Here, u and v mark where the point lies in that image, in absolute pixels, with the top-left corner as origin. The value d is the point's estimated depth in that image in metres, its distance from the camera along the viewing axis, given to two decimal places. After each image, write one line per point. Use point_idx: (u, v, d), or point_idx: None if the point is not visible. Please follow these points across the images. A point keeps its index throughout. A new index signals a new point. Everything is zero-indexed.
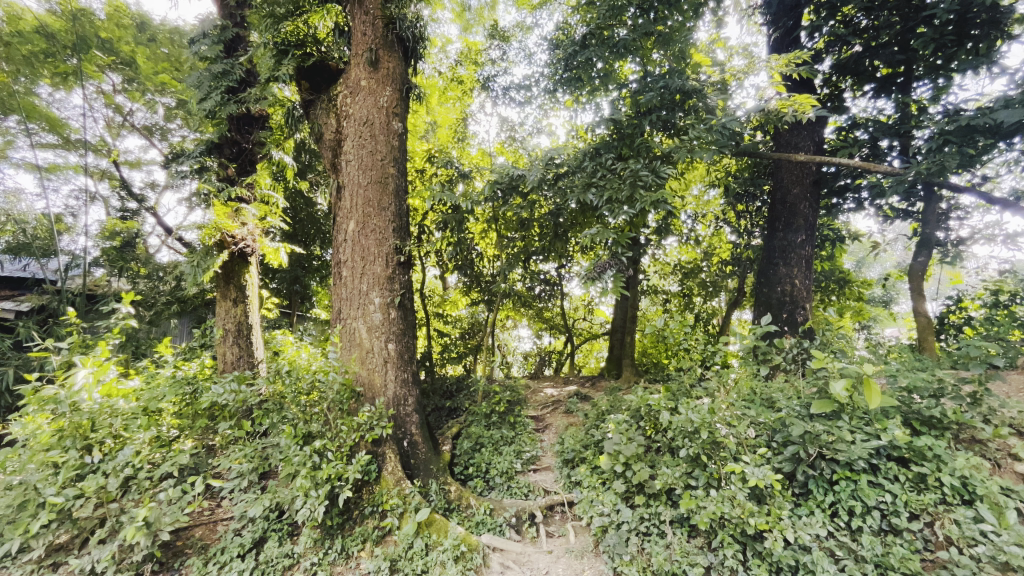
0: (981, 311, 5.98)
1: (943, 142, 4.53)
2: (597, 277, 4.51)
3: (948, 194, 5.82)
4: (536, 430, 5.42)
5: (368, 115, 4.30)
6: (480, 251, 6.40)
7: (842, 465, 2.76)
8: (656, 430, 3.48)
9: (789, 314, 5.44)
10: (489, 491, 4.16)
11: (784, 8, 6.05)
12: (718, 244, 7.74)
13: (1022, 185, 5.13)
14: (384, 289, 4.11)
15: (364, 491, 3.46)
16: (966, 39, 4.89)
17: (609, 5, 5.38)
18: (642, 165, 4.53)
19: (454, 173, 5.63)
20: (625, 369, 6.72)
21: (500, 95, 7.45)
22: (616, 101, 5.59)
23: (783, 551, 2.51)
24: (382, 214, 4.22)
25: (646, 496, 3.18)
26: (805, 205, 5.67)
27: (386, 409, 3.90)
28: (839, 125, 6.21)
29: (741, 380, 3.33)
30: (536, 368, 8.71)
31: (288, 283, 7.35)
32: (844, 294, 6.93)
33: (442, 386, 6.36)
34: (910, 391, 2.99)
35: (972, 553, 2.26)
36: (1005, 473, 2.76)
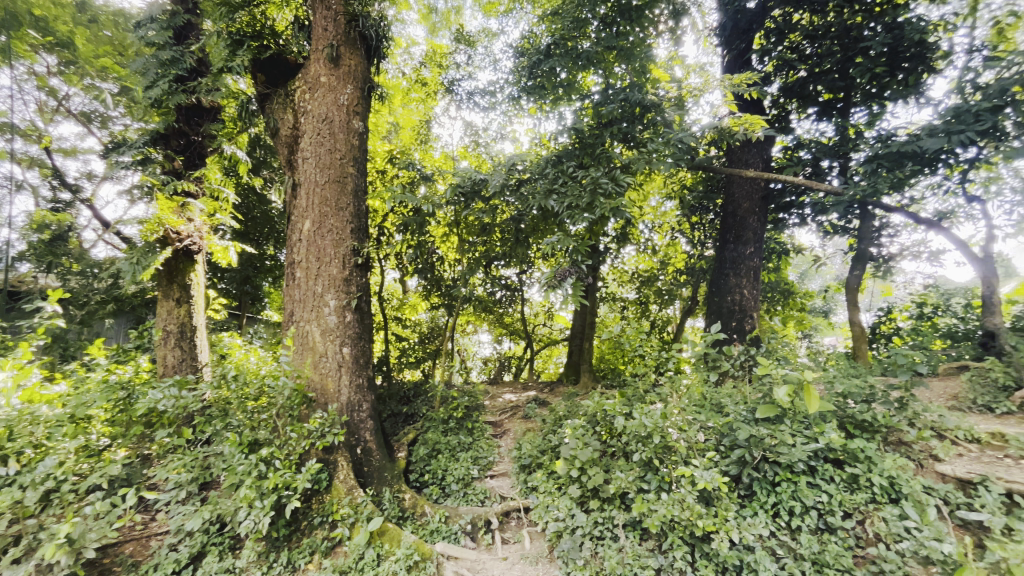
0: (909, 322, 6.49)
1: (877, 165, 4.86)
2: (558, 284, 4.53)
3: (880, 213, 6.28)
4: (494, 435, 5.39)
5: (328, 112, 4.19)
6: (441, 255, 6.36)
7: (783, 467, 2.90)
8: (611, 435, 3.53)
9: (738, 322, 5.68)
10: (445, 499, 4.11)
11: (737, 31, 6.38)
12: (674, 253, 8.00)
13: (945, 207, 5.59)
14: (340, 291, 3.99)
15: (313, 501, 3.34)
16: (898, 69, 5.33)
17: (573, 17, 5.63)
18: (602, 173, 4.62)
19: (416, 175, 5.58)
20: (583, 375, 6.82)
21: (464, 99, 7.42)
22: (579, 111, 5.67)
23: (728, 552, 2.61)
24: (340, 214, 4.11)
25: (601, 500, 3.21)
26: (754, 218, 5.94)
27: (339, 415, 3.78)
28: (785, 144, 6.58)
29: (693, 386, 3.43)
30: (496, 373, 8.68)
31: (238, 283, 7.03)
32: (788, 304, 7.38)
33: (400, 390, 6.22)
34: (846, 396, 3.20)
35: (898, 549, 2.42)
36: (927, 473, 2.94)
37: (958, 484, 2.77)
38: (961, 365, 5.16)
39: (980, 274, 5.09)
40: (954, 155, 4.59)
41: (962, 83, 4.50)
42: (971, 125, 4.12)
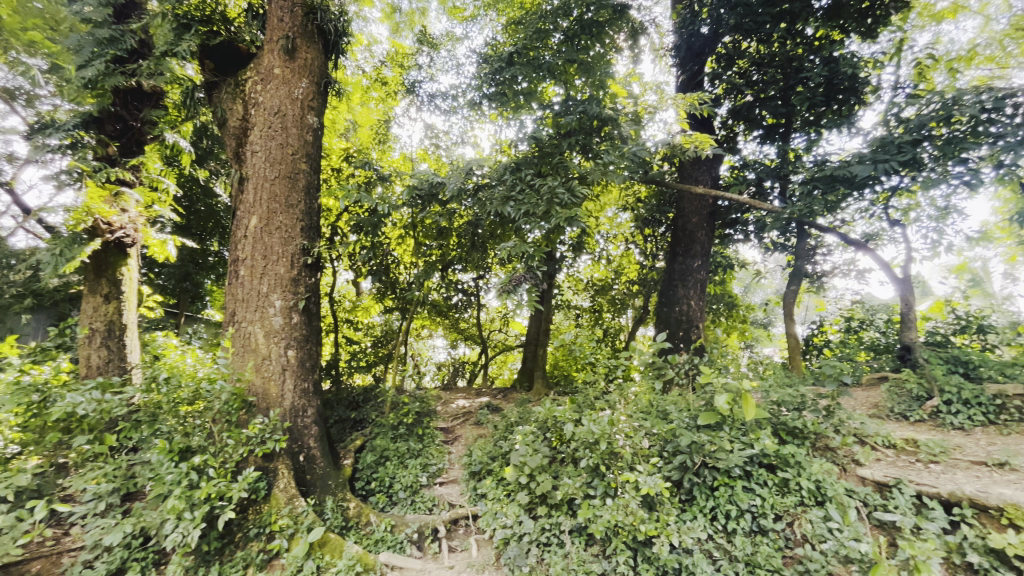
0: (838, 335, 6.97)
1: (813, 187, 5.23)
2: (513, 290, 4.55)
3: (816, 233, 6.74)
4: (444, 442, 5.31)
5: (280, 105, 4.04)
6: (397, 257, 6.26)
7: (721, 472, 3.05)
8: (561, 441, 3.56)
9: (685, 332, 5.90)
10: (392, 507, 4.00)
11: (691, 54, 6.65)
12: (627, 264, 8.22)
13: (871, 229, 6.07)
14: (287, 291, 3.83)
15: (249, 511, 3.17)
16: (834, 99, 5.74)
17: (535, 28, 5.77)
18: (559, 183, 4.71)
19: (373, 175, 5.48)
20: (537, 381, 6.84)
21: (425, 101, 7.35)
22: (539, 120, 5.73)
23: (668, 556, 2.69)
24: (290, 211, 3.96)
25: (549, 506, 3.23)
26: (702, 233, 6.20)
27: (282, 420, 3.62)
28: (732, 163, 6.93)
29: (640, 393, 3.51)
30: (450, 379, 8.56)
31: (176, 280, 6.59)
32: (731, 315, 7.75)
33: (348, 395, 5.83)
34: (779, 404, 3.40)
35: (821, 549, 2.56)
36: (850, 476, 3.11)
37: (875, 485, 2.99)
38: (881, 376, 5.60)
39: (899, 293, 5.53)
40: (879, 181, 4.97)
41: (888, 117, 4.90)
42: (894, 155, 4.50)
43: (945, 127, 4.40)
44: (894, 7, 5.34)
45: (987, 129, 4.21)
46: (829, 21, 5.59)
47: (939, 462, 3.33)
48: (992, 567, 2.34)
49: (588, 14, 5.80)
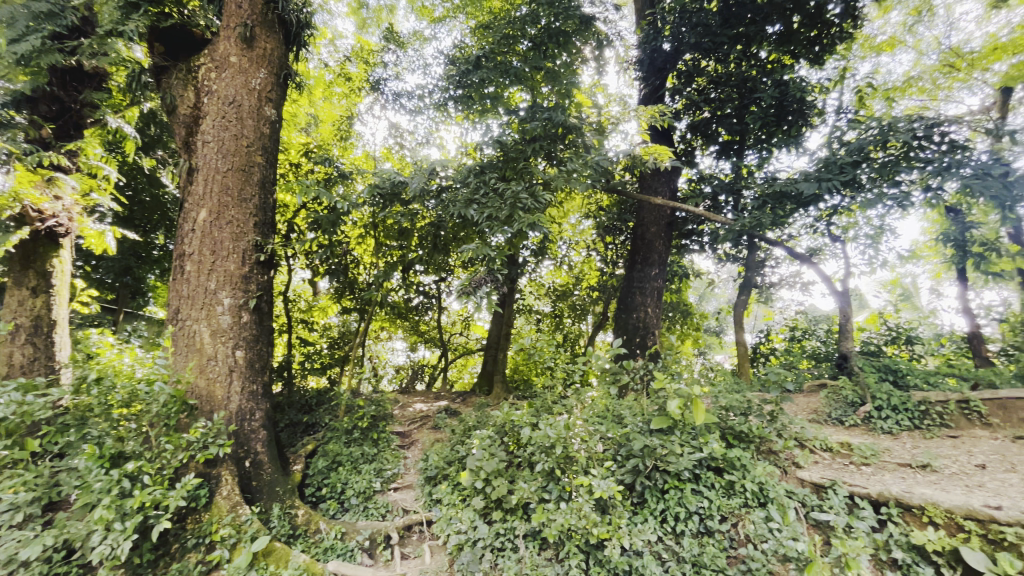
0: (783, 343, 7.33)
1: (763, 203, 5.49)
2: (472, 292, 4.53)
3: (765, 246, 7.10)
4: (400, 446, 5.21)
5: (236, 94, 3.87)
6: (356, 257, 6.12)
7: (672, 475, 3.12)
8: (518, 445, 3.57)
9: (641, 338, 6.04)
10: (343, 514, 3.88)
11: (653, 69, 6.82)
12: (588, 270, 8.37)
13: (814, 244, 6.45)
14: (236, 289, 3.67)
15: (188, 520, 2.99)
16: (784, 120, 6.07)
17: (503, 33, 5.81)
18: (523, 188, 4.75)
19: (333, 172, 5.34)
20: (496, 385, 6.82)
21: (390, 99, 7.24)
22: (505, 125, 5.75)
23: (619, 558, 2.73)
24: (243, 206, 3.80)
25: (504, 510, 3.22)
26: (660, 242, 6.39)
27: (227, 424, 3.45)
28: (690, 176, 7.20)
29: (597, 398, 3.56)
30: (408, 382, 8.39)
31: (115, 274, 6.16)
32: (686, 323, 8.00)
33: (301, 398, 5.66)
34: (727, 409, 3.52)
35: (763, 548, 2.68)
36: (790, 478, 3.28)
37: (813, 487, 3.14)
38: (820, 383, 5.95)
39: (839, 305, 5.87)
40: (823, 200, 5.28)
41: (832, 139, 5.21)
42: (836, 175, 4.78)
43: (882, 151, 4.72)
44: (839, 36, 5.75)
45: (918, 156, 4.55)
46: (782, 45, 5.99)
47: (870, 464, 3.57)
48: (913, 562, 2.53)
49: (556, 23, 5.89)
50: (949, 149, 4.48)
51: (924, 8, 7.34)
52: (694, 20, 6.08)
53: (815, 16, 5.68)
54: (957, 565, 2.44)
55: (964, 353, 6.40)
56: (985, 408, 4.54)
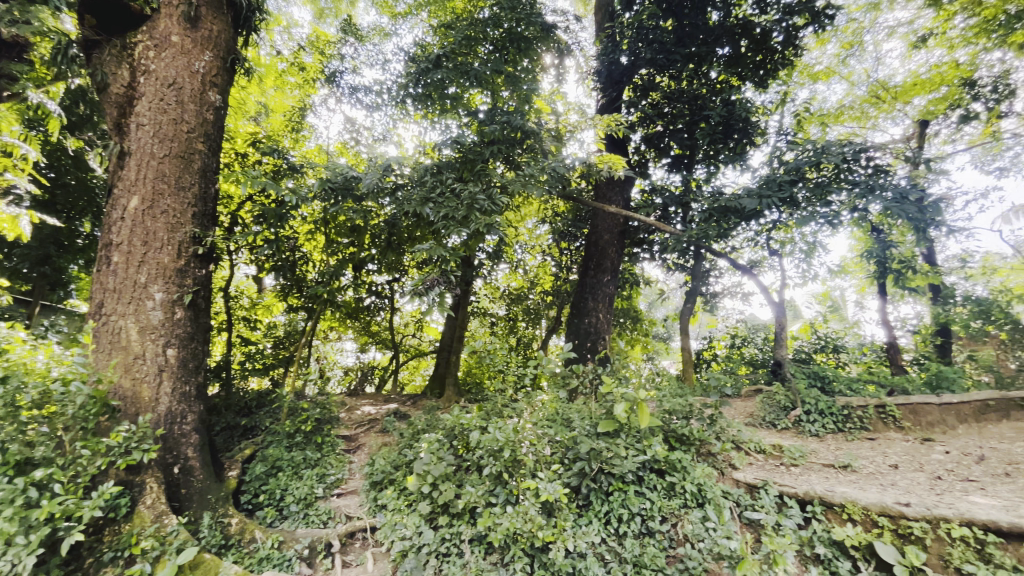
0: (724, 350, 7.69)
1: (710, 215, 5.74)
2: (424, 292, 4.48)
3: (710, 257, 7.45)
4: (346, 450, 5.05)
5: (176, 76, 3.63)
6: (305, 254, 5.90)
7: (616, 477, 3.19)
8: (467, 449, 3.55)
9: (592, 343, 6.14)
10: (281, 522, 3.69)
11: (610, 80, 6.99)
12: (543, 274, 8.46)
13: (755, 256, 6.84)
14: (170, 282, 3.44)
15: (105, 532, 2.75)
16: (730, 138, 6.40)
17: (464, 34, 5.78)
18: (480, 189, 4.74)
19: (282, 164, 5.13)
20: (448, 388, 6.74)
21: (346, 93, 7.04)
22: (464, 126, 5.74)
23: (563, 561, 2.75)
24: (180, 195, 3.57)
25: (450, 515, 3.19)
26: (613, 250, 6.55)
27: (154, 427, 3.21)
28: (643, 187, 7.45)
29: (547, 401, 3.58)
30: (357, 385, 8.15)
31: (32, 263, 5.63)
32: (635, 329, 8.24)
33: (240, 400, 5.36)
34: (670, 413, 3.65)
35: (698, 547, 2.78)
36: (727, 479, 3.42)
37: (747, 487, 3.29)
38: (757, 388, 6.29)
39: (775, 315, 6.22)
40: (763, 215, 5.59)
41: (772, 158, 5.53)
42: (776, 192, 5.06)
43: (817, 172, 5.06)
44: (781, 63, 6.27)
45: (847, 178, 4.92)
46: (730, 67, 6.38)
47: (798, 464, 3.81)
48: (834, 557, 2.71)
49: (518, 28, 5.95)
50: (873, 173, 4.87)
51: (855, 43, 8.01)
52: (650, 36, 6.29)
53: (761, 41, 6.19)
54: (871, 559, 2.63)
55: (882, 362, 6.92)
56: (898, 412, 4.94)
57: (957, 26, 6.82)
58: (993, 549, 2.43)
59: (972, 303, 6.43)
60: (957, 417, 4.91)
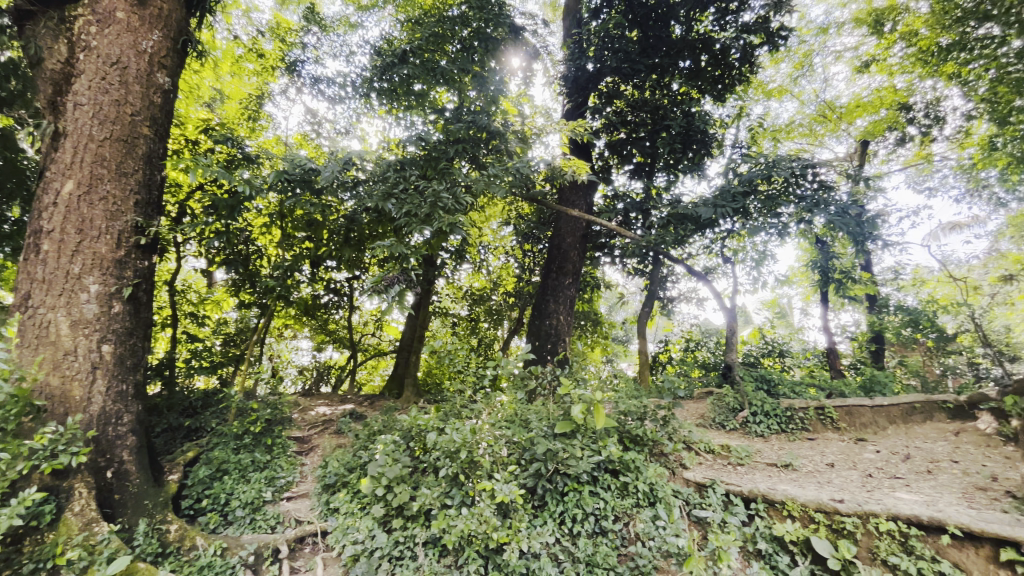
0: (679, 353, 7.94)
1: (668, 222, 5.91)
2: (383, 290, 4.41)
3: (668, 263, 7.68)
4: (297, 452, 4.88)
5: (121, 54, 3.41)
6: (259, 248, 5.67)
7: (571, 478, 3.23)
8: (424, 451, 3.51)
9: (552, 344, 6.17)
10: (225, 528, 3.51)
11: (576, 86, 7.03)
12: (506, 276, 8.47)
13: (709, 263, 7.11)
14: (107, 274, 3.22)
15: (25, 542, 2.54)
16: (689, 148, 6.63)
17: (432, 31, 5.72)
18: (444, 188, 4.70)
19: (236, 154, 4.90)
20: (406, 389, 6.63)
21: (308, 83, 6.82)
22: (429, 124, 5.68)
23: (517, 562, 2.75)
24: (121, 181, 3.35)
25: (405, 518, 3.14)
26: (575, 253, 6.64)
27: (85, 429, 2.99)
28: (606, 192, 7.60)
29: (506, 402, 3.57)
30: (312, 385, 7.87)
31: None
32: (595, 332, 8.36)
33: (184, 399, 5.02)
34: (625, 414, 3.73)
35: (649, 545, 2.85)
36: (678, 479, 3.52)
37: (696, 486, 3.40)
38: (708, 391, 6.52)
39: (727, 320, 6.46)
40: (718, 224, 5.80)
41: (728, 169, 5.75)
42: (730, 203, 5.25)
43: (768, 184, 5.30)
44: (738, 78, 6.61)
45: (794, 192, 5.19)
46: (691, 79, 6.65)
47: (744, 464, 3.98)
48: (774, 552, 2.84)
49: (486, 29, 5.96)
50: (818, 189, 5.17)
51: (805, 64, 8.47)
52: (616, 45, 6.39)
53: (720, 58, 6.47)
54: (808, 553, 2.77)
55: (822, 366, 7.47)
56: (836, 413, 5.25)
57: (896, 54, 7.35)
58: (915, 541, 2.62)
59: (902, 311, 6.91)
60: (888, 418, 5.23)
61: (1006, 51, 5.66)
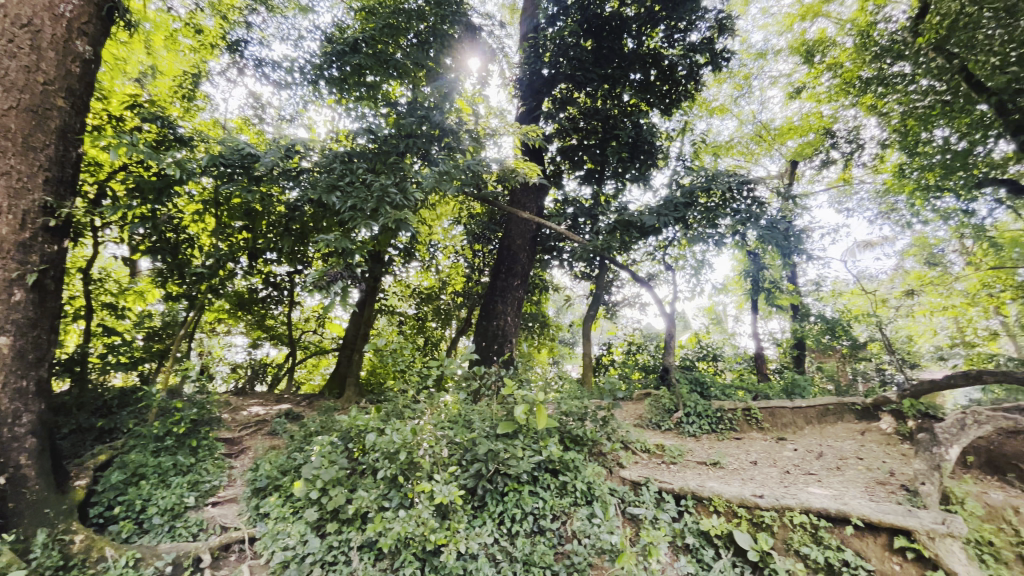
0: (621, 356, 8.21)
1: (614, 229, 6.08)
2: (325, 286, 4.24)
3: (613, 269, 7.94)
4: (226, 454, 4.60)
5: (33, 16, 3.09)
6: (191, 237, 5.29)
7: (512, 478, 3.25)
8: (363, 452, 3.41)
9: (499, 345, 6.16)
10: (139, 538, 3.24)
11: (531, 89, 7.00)
12: (455, 275, 8.39)
13: (652, 270, 7.40)
14: (7, 258, 2.89)
15: None
16: (637, 159, 6.94)
17: (386, 22, 5.56)
18: (392, 182, 4.60)
19: (167, 134, 4.53)
20: (348, 388, 6.43)
21: (251, 65, 6.44)
22: (381, 116, 5.54)
23: (454, 563, 2.72)
24: (28, 156, 3.04)
25: (340, 522, 3.05)
26: (524, 255, 6.71)
27: None
28: (556, 197, 7.72)
29: (449, 403, 3.54)
30: (246, 384, 7.44)
31: None
32: (542, 334, 8.47)
33: (97, 399, 4.55)
34: (567, 414, 3.80)
35: (584, 543, 2.92)
36: (614, 477, 3.64)
37: (631, 484, 3.53)
38: (646, 393, 6.77)
39: (666, 325, 6.73)
40: (661, 232, 6.05)
41: (672, 181, 5.99)
42: (672, 212, 5.48)
43: (708, 197, 5.57)
44: (684, 95, 6.93)
45: (731, 206, 5.52)
46: (641, 92, 6.90)
47: (676, 463, 4.18)
48: (700, 546, 2.98)
49: (442, 25, 5.91)
50: (752, 204, 5.51)
51: (745, 86, 9.01)
52: (572, 53, 6.51)
53: (668, 73, 6.78)
54: (730, 546, 2.93)
55: (751, 370, 7.99)
56: (761, 415, 5.62)
57: (824, 83, 7.98)
58: (824, 532, 2.85)
59: (822, 320, 7.50)
60: (805, 419, 5.66)
61: (915, 89, 6.33)
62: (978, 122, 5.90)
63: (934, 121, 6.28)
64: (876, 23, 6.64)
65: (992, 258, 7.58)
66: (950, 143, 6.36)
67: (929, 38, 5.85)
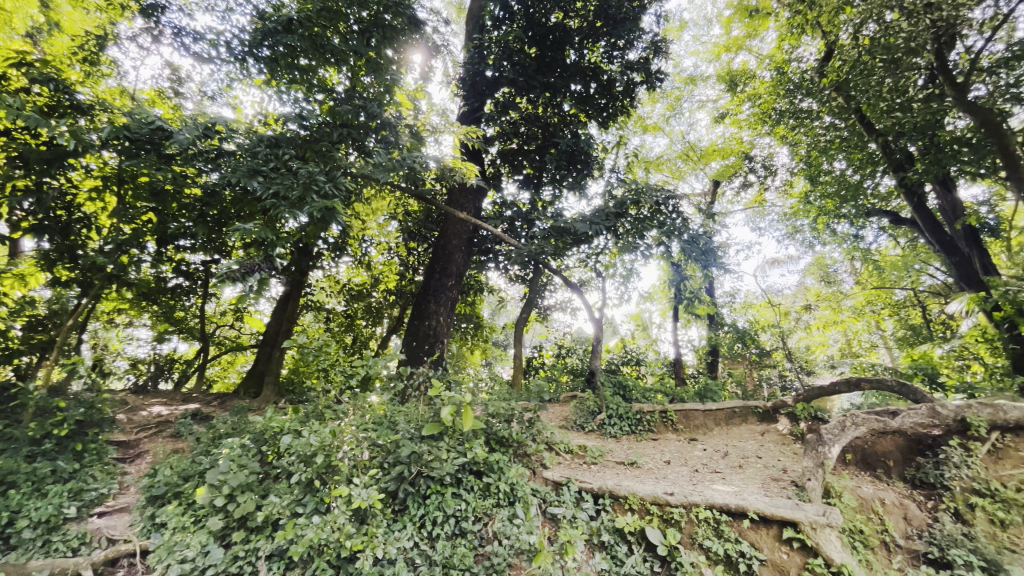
0: (551, 358, 8.42)
1: (549, 235, 6.19)
2: (242, 277, 3.96)
3: (547, 273, 8.11)
4: (119, 459, 4.17)
5: None
6: (88, 216, 4.76)
7: (435, 480, 3.22)
8: (278, 455, 3.22)
9: (430, 345, 6.07)
10: (4, 555, 2.83)
11: (473, 90, 6.98)
12: (388, 273, 8.17)
13: (584, 276, 7.64)
14: None
15: None
16: (575, 165, 7.16)
17: (325, 4, 5.28)
18: (322, 170, 4.41)
19: (61, 99, 4.01)
20: (264, 387, 6.05)
21: (169, 33, 5.88)
22: (315, 104, 5.29)
23: (370, 569, 2.63)
24: None
25: (248, 530, 2.86)
26: (459, 255, 6.67)
27: None
28: (494, 199, 7.75)
29: (374, 405, 3.44)
30: (148, 381, 6.78)
31: None
32: (476, 335, 8.47)
33: None
34: (493, 416, 3.83)
35: (504, 544, 2.93)
36: (537, 478, 3.71)
37: (553, 485, 3.61)
38: (573, 394, 6.98)
39: (594, 329, 6.96)
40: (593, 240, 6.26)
41: (606, 191, 6.21)
42: (604, 222, 5.69)
43: (638, 209, 5.83)
44: (621, 110, 7.26)
45: (658, 219, 5.82)
46: (580, 103, 7.14)
47: (597, 463, 4.34)
48: (615, 542, 3.10)
49: (385, 16, 5.73)
50: (677, 219, 5.84)
51: (676, 107, 9.57)
52: (516, 58, 6.58)
53: (607, 88, 7.09)
54: (642, 542, 3.08)
55: (670, 374, 8.48)
56: (676, 417, 5.98)
57: (746, 111, 8.66)
58: (724, 526, 3.09)
59: (734, 329, 8.04)
60: (714, 421, 6.08)
61: (819, 124, 6.99)
62: (868, 159, 6.78)
63: (835, 154, 6.98)
64: (791, 61, 7.33)
65: (876, 279, 8.93)
66: (846, 174, 7.15)
67: (833, 79, 6.36)
